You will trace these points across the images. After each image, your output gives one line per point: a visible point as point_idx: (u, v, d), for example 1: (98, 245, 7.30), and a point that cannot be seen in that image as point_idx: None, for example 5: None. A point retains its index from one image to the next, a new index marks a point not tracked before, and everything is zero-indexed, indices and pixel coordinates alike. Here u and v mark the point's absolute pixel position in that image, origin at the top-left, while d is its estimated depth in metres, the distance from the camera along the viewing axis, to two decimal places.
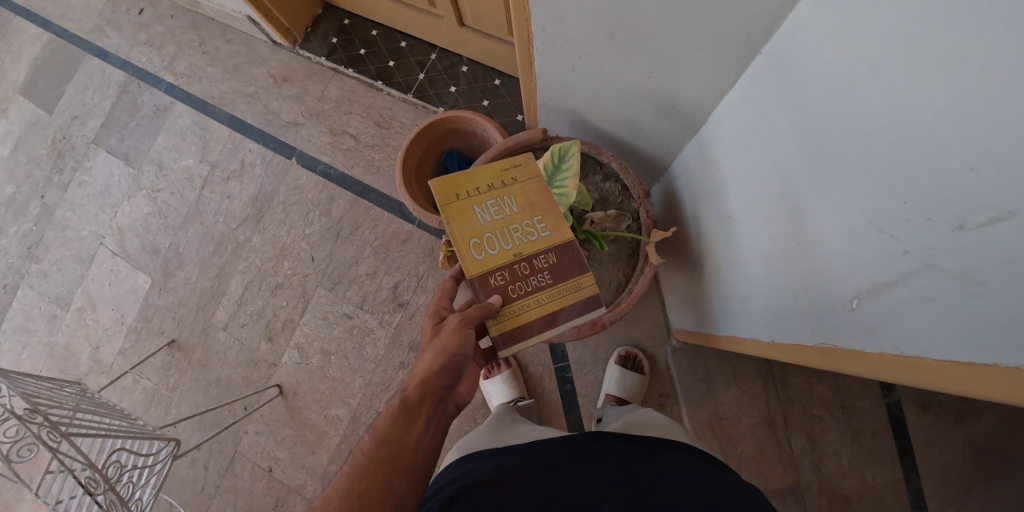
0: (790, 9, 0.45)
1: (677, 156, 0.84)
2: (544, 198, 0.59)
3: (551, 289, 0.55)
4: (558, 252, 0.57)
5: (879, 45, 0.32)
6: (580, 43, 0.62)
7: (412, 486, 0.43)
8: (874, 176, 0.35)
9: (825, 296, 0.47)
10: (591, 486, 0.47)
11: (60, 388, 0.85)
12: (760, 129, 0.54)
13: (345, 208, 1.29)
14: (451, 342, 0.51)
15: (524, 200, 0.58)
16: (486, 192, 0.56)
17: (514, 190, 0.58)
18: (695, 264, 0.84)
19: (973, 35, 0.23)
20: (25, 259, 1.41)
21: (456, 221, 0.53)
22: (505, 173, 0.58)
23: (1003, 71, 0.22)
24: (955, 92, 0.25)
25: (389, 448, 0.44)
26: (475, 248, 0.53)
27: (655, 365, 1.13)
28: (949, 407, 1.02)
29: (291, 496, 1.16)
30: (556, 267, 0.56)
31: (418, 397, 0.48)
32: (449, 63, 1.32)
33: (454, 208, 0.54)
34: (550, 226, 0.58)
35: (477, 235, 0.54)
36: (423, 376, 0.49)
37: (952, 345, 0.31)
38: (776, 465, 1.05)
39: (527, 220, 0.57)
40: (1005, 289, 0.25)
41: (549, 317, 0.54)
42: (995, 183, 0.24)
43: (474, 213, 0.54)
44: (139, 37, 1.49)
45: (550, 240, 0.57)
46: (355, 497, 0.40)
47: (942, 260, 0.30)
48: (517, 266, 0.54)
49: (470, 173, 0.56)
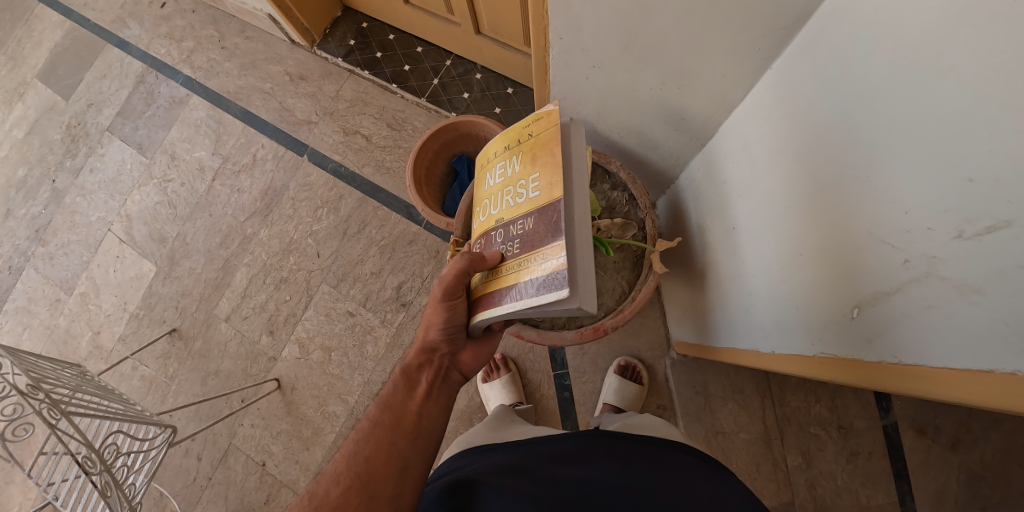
0: (801, 24, 0.46)
1: (684, 168, 0.85)
2: (548, 153, 0.49)
3: (509, 260, 0.47)
4: (535, 216, 0.47)
5: (885, 59, 0.33)
6: (594, 51, 0.63)
7: (417, 450, 0.45)
8: (877, 186, 0.36)
9: (826, 305, 0.47)
10: (589, 473, 0.49)
11: (61, 369, 0.84)
12: (768, 140, 0.55)
13: (354, 206, 1.30)
14: (439, 316, 0.52)
15: (529, 157, 0.51)
16: (500, 155, 0.55)
17: (526, 146, 0.52)
18: (699, 275, 0.84)
19: (976, 50, 0.24)
20: (32, 241, 1.42)
21: (479, 186, 0.59)
22: (523, 128, 0.53)
23: (1002, 84, 0.22)
24: (958, 103, 0.26)
25: (391, 414, 0.47)
26: (481, 212, 0.57)
27: (653, 377, 1.13)
28: (947, 431, 1.01)
29: (282, 491, 1.15)
30: (524, 236, 0.47)
31: (417, 363, 0.53)
32: (463, 70, 1.34)
33: (481, 173, 0.60)
34: (541, 185, 0.48)
35: (484, 201, 0.57)
36: (421, 345, 0.54)
37: (950, 351, 0.30)
38: (770, 481, 1.05)
39: (522, 180, 0.51)
40: (999, 297, 0.25)
41: (489, 296, 0.48)
42: (990, 193, 0.24)
43: (487, 179, 0.58)
44: (160, 29, 1.51)
45: (535, 203, 0.48)
46: (362, 459, 0.43)
47: (941, 268, 0.30)
48: (495, 232, 0.52)
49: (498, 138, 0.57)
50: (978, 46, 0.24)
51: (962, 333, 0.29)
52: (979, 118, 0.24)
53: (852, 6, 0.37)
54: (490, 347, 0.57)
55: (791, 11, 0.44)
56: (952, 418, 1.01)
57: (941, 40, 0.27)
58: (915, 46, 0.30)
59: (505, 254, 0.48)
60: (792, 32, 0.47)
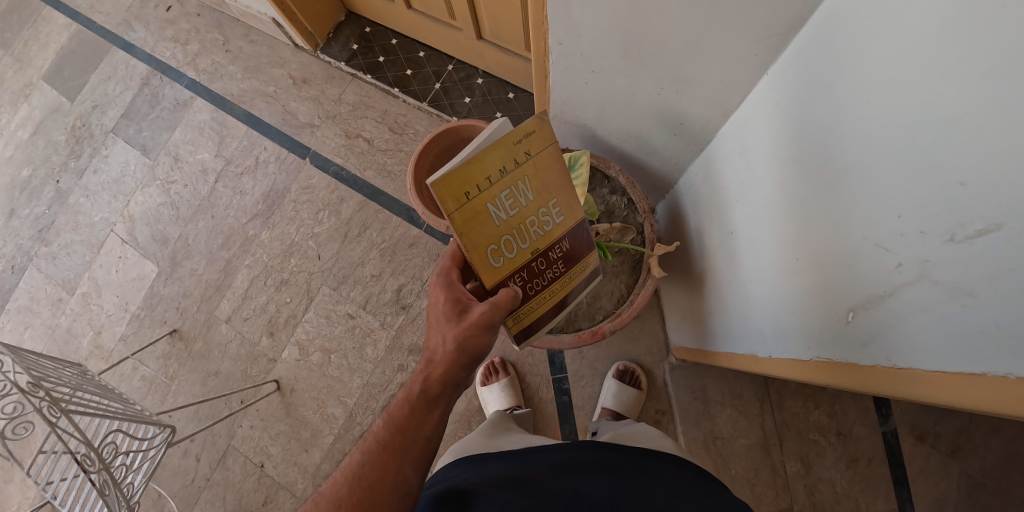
0: (796, 31, 0.46)
1: (682, 174, 0.85)
2: (556, 174, 0.53)
3: (564, 276, 0.58)
4: (569, 237, 0.57)
5: (880, 64, 0.33)
6: (593, 57, 0.64)
7: (421, 474, 0.47)
8: (871, 192, 0.36)
9: (822, 310, 0.47)
10: (580, 486, 0.50)
11: (62, 368, 0.84)
12: (764, 146, 0.55)
13: (355, 209, 1.30)
14: (480, 340, 0.50)
15: (537, 183, 0.51)
16: (497, 183, 0.47)
17: (529, 169, 0.50)
18: (697, 280, 0.85)
19: (965, 56, 0.25)
20: (36, 241, 1.42)
21: (468, 230, 0.47)
22: (518, 148, 0.48)
23: (993, 91, 0.23)
24: (948, 109, 0.26)
25: (402, 438, 0.47)
26: (493, 257, 0.50)
27: (652, 382, 1.13)
28: (947, 438, 1.01)
29: (280, 493, 1.15)
30: (569, 255, 0.58)
31: (439, 387, 0.51)
32: (465, 74, 1.35)
33: (462, 214, 0.46)
34: (563, 210, 0.55)
35: (494, 241, 0.50)
36: (446, 368, 0.51)
37: (945, 353, 0.31)
38: (769, 488, 1.04)
39: (542, 207, 0.53)
40: (991, 299, 0.25)
41: (559, 304, 0.59)
42: (981, 197, 0.25)
43: (486, 214, 0.48)
44: (165, 32, 1.52)
45: (564, 224, 0.56)
46: (366, 486, 0.44)
47: (933, 272, 0.30)
48: (534, 264, 0.54)
49: (477, 158, 0.45)
50: (968, 52, 0.25)
51: (957, 336, 0.29)
52: (972, 121, 0.25)
53: (847, 14, 0.37)
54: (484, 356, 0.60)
55: (786, 17, 0.45)
56: (952, 425, 1.01)
57: (934, 45, 0.27)
58: (909, 50, 0.30)
59: (558, 274, 0.57)
60: (787, 38, 0.48)
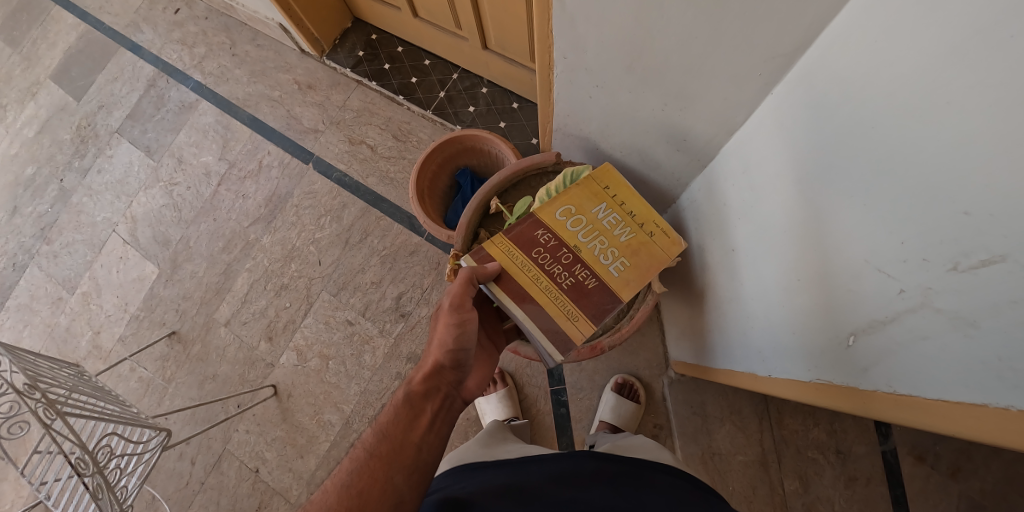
0: (801, 54, 0.47)
1: (685, 189, 0.85)
2: (647, 264, 0.63)
3: (556, 288, 0.58)
4: (600, 284, 0.60)
5: (883, 90, 0.33)
6: (597, 72, 0.64)
7: (412, 484, 0.45)
8: (876, 215, 0.36)
9: (825, 333, 0.46)
10: (580, 498, 0.50)
11: (59, 369, 0.84)
12: (767, 166, 0.55)
13: (357, 215, 1.31)
14: (450, 335, 0.53)
15: (634, 245, 0.64)
16: (623, 210, 0.66)
17: (640, 237, 0.65)
18: (698, 296, 0.85)
19: (972, 85, 0.25)
20: (37, 239, 1.43)
21: (584, 190, 0.66)
22: (652, 224, 0.66)
23: (1000, 123, 0.23)
24: (951, 137, 0.27)
25: (390, 445, 0.46)
26: (562, 209, 0.64)
27: (650, 396, 1.13)
28: (947, 459, 1.00)
29: (274, 498, 1.14)
30: (577, 287, 0.59)
31: (422, 390, 0.51)
32: (469, 84, 1.35)
33: (593, 185, 0.67)
34: (624, 273, 0.62)
35: (578, 211, 0.64)
36: (426, 370, 0.53)
37: (949, 382, 0.30)
38: (766, 505, 1.04)
39: (614, 251, 0.63)
40: (994, 330, 0.25)
41: (519, 293, 0.57)
42: (986, 228, 0.25)
43: (598, 206, 0.66)
44: (173, 35, 1.54)
45: (610, 273, 0.61)
46: (354, 494, 0.42)
47: (936, 300, 0.30)
48: (565, 249, 0.61)
49: (631, 195, 0.67)
50: (974, 81, 0.25)
51: (958, 365, 0.29)
52: (980, 150, 0.24)
53: (852, 38, 0.38)
54: (482, 379, 0.59)
55: (791, 38, 0.45)
56: (952, 446, 1.00)
57: (940, 72, 0.27)
58: (912, 78, 0.30)
59: (557, 278, 0.58)
60: (792, 60, 0.48)
